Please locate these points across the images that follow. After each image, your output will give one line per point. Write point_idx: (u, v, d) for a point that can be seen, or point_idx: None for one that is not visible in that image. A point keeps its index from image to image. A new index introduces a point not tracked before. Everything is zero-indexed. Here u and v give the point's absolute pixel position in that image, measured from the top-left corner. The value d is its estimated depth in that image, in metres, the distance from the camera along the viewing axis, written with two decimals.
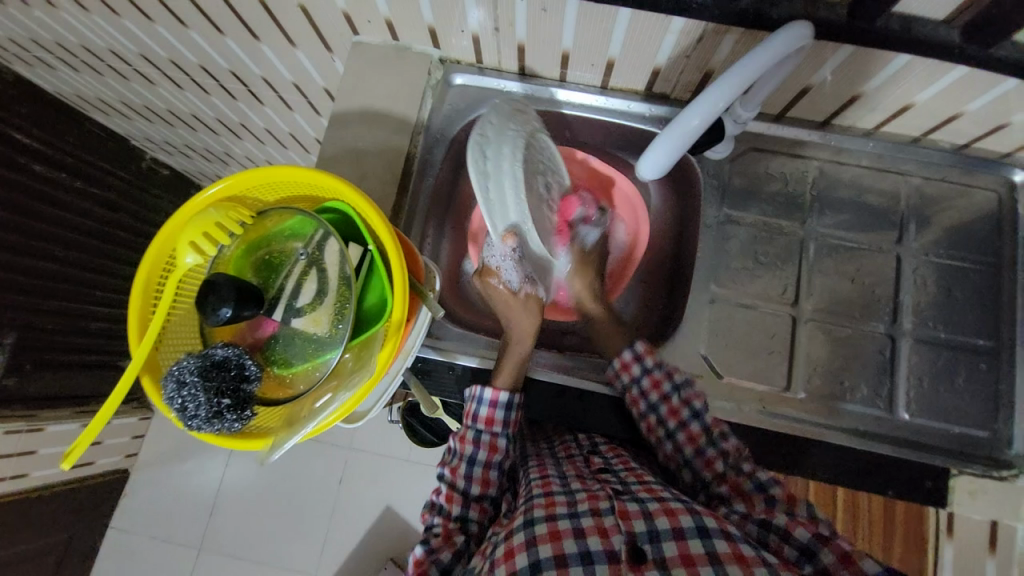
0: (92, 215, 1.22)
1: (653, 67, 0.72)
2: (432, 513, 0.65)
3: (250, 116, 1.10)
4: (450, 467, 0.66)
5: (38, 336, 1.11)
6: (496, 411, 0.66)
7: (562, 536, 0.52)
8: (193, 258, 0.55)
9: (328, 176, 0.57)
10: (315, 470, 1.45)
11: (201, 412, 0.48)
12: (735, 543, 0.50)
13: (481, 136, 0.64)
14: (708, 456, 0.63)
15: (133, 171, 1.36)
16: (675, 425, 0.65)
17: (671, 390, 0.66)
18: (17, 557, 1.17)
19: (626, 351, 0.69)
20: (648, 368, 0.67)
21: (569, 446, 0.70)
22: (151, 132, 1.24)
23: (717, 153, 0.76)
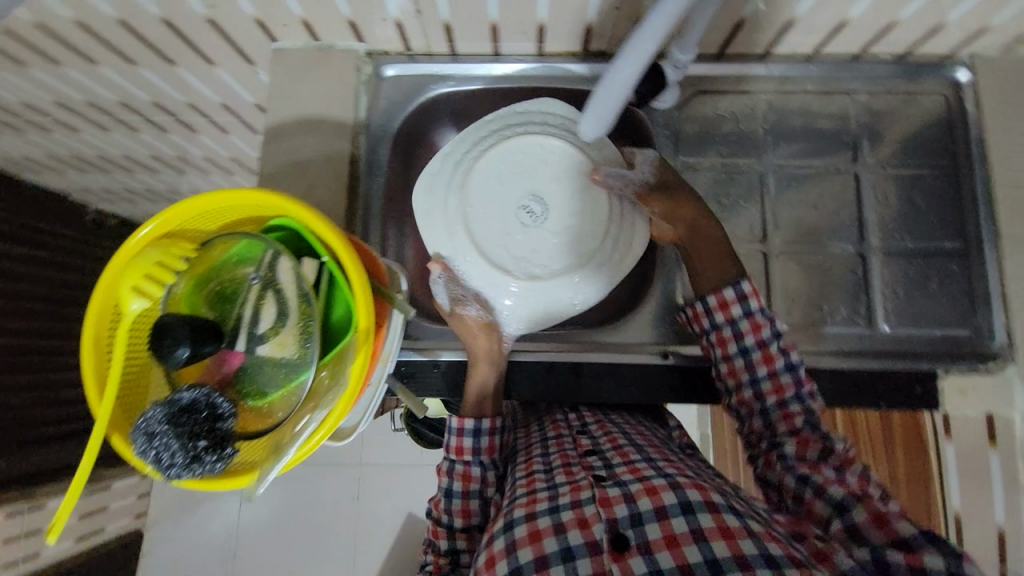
0: (45, 279, 1.16)
1: (584, 24, 0.70)
2: (426, 550, 0.66)
3: (186, 146, 1.05)
4: (434, 503, 0.66)
5: (17, 412, 1.07)
6: (466, 439, 0.65)
7: (542, 536, 0.52)
8: (140, 303, 0.51)
9: (265, 193, 0.54)
10: (327, 491, 1.44)
11: (178, 459, 0.46)
12: (722, 514, 0.49)
13: (431, 172, 0.73)
14: (789, 408, 0.60)
15: (78, 228, 1.28)
16: (764, 372, 0.62)
17: (770, 336, 0.63)
18: None
19: (731, 289, 0.64)
20: (750, 310, 0.63)
21: (558, 425, 0.71)
22: (92, 182, 1.17)
23: (664, 103, 0.74)
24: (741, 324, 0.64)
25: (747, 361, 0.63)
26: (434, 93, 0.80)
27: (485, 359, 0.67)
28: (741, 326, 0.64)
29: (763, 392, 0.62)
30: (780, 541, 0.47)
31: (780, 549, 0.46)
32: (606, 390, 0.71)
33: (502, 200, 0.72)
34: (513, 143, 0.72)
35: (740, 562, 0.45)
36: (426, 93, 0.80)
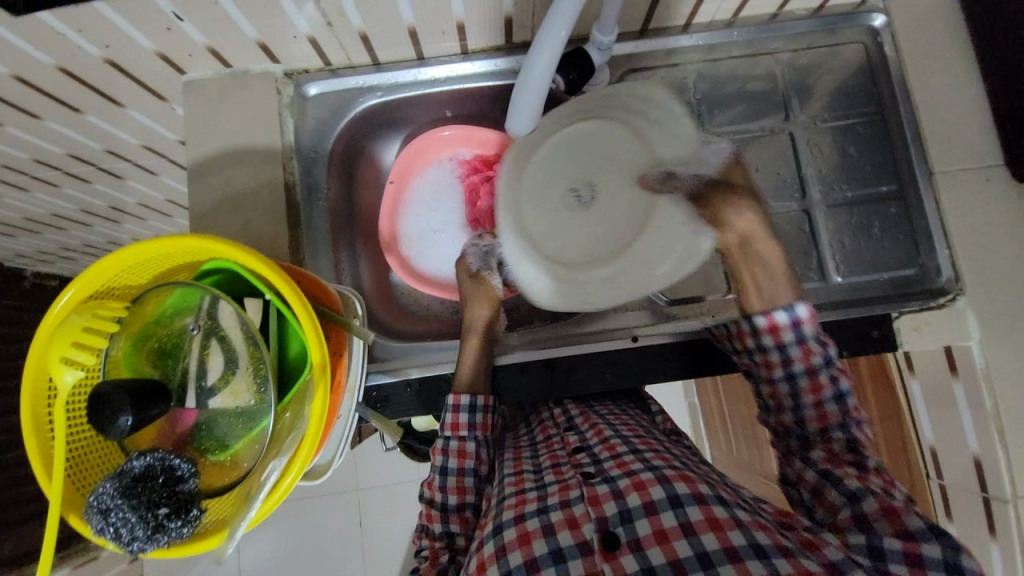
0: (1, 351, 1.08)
1: (503, 16, 0.69)
2: (420, 535, 0.64)
3: (113, 195, 0.99)
4: (427, 483, 0.65)
5: None
6: (461, 414, 0.66)
7: (531, 539, 0.51)
8: (73, 376, 0.48)
9: (189, 238, 0.51)
10: (326, 522, 1.41)
11: (138, 533, 0.43)
12: (709, 507, 0.48)
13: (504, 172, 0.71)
14: (826, 414, 0.59)
15: (20, 294, 1.17)
16: (810, 402, 0.59)
17: (821, 361, 0.60)
18: None
19: (783, 313, 0.61)
20: (802, 336, 0.60)
21: (547, 425, 0.72)
22: (22, 247, 1.09)
23: (598, 86, 0.75)
24: (790, 351, 0.60)
25: (794, 388, 0.60)
26: (362, 106, 0.77)
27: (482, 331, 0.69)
28: (791, 351, 0.60)
29: (806, 420, 0.60)
30: (768, 531, 0.47)
31: (767, 539, 0.46)
32: (584, 382, 0.71)
33: (554, 182, 0.69)
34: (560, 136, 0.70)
35: (729, 553, 0.44)
36: (355, 107, 0.77)
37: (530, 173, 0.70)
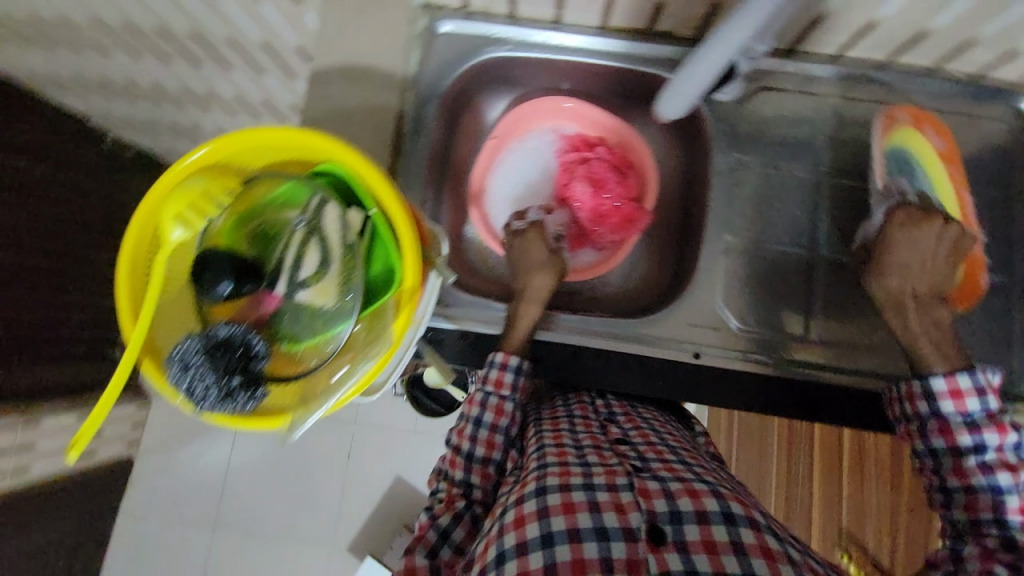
0: (65, 201, 1.12)
1: (655, 0, 0.67)
2: (438, 478, 0.66)
3: (215, 85, 1.01)
4: (457, 430, 0.65)
5: (23, 330, 1.06)
6: (506, 375, 0.65)
7: (576, 509, 0.52)
8: (180, 233, 0.51)
9: (316, 135, 0.53)
10: (321, 446, 1.45)
11: (210, 394, 0.46)
12: (762, 534, 0.50)
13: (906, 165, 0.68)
14: (976, 500, 0.56)
15: (100, 154, 1.22)
16: (956, 485, 0.58)
17: (966, 426, 0.57)
18: (20, 553, 1.15)
19: (917, 383, 0.60)
20: (942, 412, 0.59)
21: (586, 406, 0.71)
22: (116, 108, 1.13)
23: (727, 95, 0.73)
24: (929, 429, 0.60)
25: (936, 466, 0.59)
26: (487, 56, 0.76)
27: (540, 302, 0.68)
28: (929, 425, 0.59)
29: (952, 502, 0.58)
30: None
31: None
32: (633, 380, 0.71)
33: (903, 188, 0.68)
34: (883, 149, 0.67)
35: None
36: (480, 56, 0.76)
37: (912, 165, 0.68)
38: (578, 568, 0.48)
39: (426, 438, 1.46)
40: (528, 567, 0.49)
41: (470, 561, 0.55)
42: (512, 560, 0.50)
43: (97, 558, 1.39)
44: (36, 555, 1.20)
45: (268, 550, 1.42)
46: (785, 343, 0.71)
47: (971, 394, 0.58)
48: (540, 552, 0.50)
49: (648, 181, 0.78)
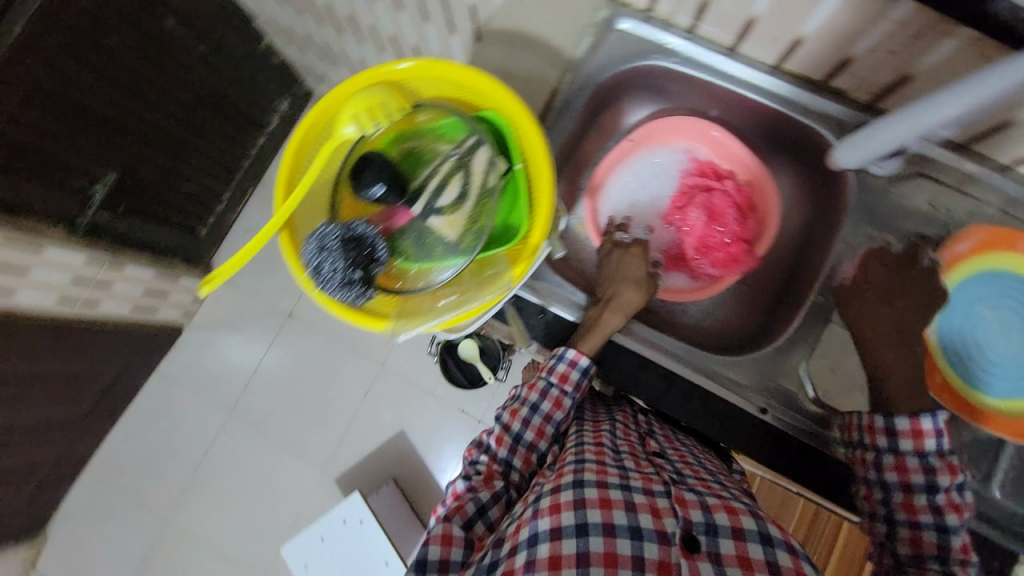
0: (209, 83, 1.21)
1: (844, 55, 0.66)
2: (480, 450, 0.67)
3: (376, 19, 1.05)
4: (510, 410, 0.67)
5: (138, 184, 1.16)
6: (573, 371, 0.67)
7: (613, 506, 0.54)
8: (351, 130, 0.55)
9: (493, 83, 0.56)
10: (345, 376, 1.52)
11: (335, 277, 0.50)
12: (798, 560, 0.52)
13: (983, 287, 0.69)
14: (918, 531, 0.60)
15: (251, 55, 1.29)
16: (901, 517, 0.61)
17: (918, 460, 0.61)
18: (72, 372, 1.26)
19: (884, 418, 0.62)
20: (898, 448, 0.61)
21: (628, 415, 0.73)
22: (277, 15, 1.18)
23: (883, 169, 0.69)
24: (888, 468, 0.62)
25: (884, 499, 0.62)
26: (653, 62, 0.76)
27: (624, 313, 0.69)
28: (885, 459, 0.62)
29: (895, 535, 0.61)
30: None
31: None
32: (693, 414, 0.71)
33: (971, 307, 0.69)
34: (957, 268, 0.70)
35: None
36: (646, 59, 0.76)
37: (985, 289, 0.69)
38: (610, 561, 0.50)
39: (441, 403, 1.49)
40: (561, 551, 0.51)
41: (499, 539, 0.56)
42: (545, 544, 0.52)
43: (123, 403, 1.50)
44: (80, 382, 1.30)
45: (268, 452, 1.50)
46: None
47: (930, 436, 0.60)
48: (573, 540, 0.52)
49: (765, 230, 0.78)
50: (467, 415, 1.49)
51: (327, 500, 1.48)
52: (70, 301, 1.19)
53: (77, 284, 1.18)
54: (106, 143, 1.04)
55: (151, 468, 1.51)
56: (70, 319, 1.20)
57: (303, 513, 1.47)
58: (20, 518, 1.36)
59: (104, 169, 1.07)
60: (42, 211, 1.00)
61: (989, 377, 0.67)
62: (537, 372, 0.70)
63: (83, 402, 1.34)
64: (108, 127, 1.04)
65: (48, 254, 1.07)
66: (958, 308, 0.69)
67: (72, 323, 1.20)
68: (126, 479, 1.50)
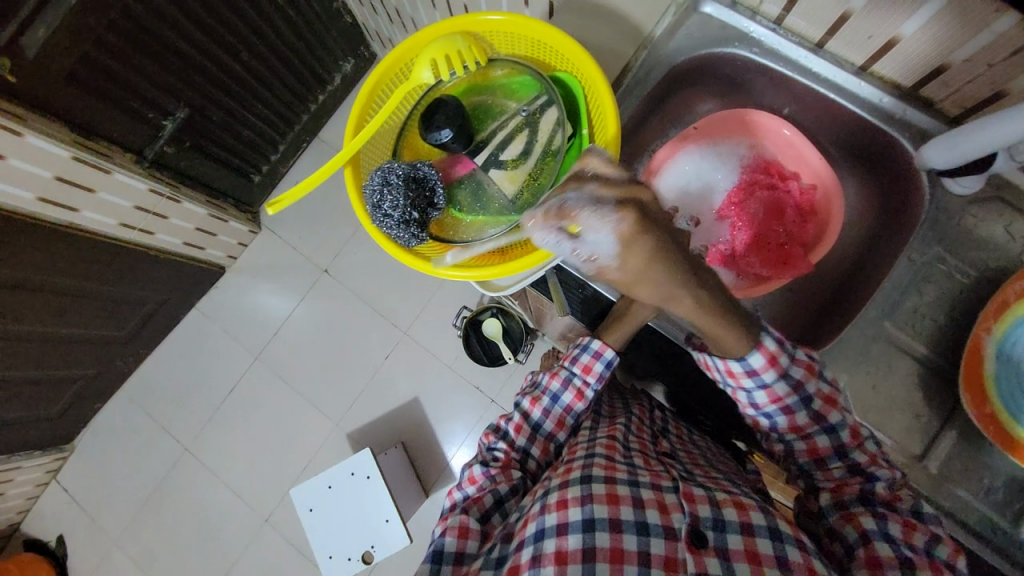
0: (279, 32, 1.23)
1: (939, 63, 0.62)
2: (497, 436, 0.68)
3: None
4: (531, 398, 0.68)
5: (204, 123, 1.22)
6: (597, 363, 0.66)
7: (620, 502, 0.54)
8: (428, 75, 0.56)
9: (568, 41, 0.54)
10: (368, 338, 1.55)
11: (395, 214, 0.51)
12: (809, 556, 0.51)
13: None
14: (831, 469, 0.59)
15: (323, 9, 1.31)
16: (808, 460, 0.60)
17: (796, 404, 0.57)
18: (122, 294, 1.32)
19: (740, 362, 0.55)
20: (764, 384, 0.55)
21: (644, 410, 0.73)
22: None
23: (962, 187, 0.66)
24: (777, 419, 0.59)
25: (790, 448, 0.61)
26: (731, 51, 0.74)
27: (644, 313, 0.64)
28: (755, 397, 0.57)
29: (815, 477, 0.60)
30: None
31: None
32: None
33: None
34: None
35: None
36: (724, 47, 0.74)
37: None
38: (616, 557, 0.51)
39: (457, 376, 1.51)
40: (567, 547, 0.52)
41: (509, 533, 0.57)
42: (551, 539, 0.53)
43: (161, 332, 1.57)
44: (127, 305, 1.37)
45: (288, 399, 1.55)
46: (895, 457, 0.66)
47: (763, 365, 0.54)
48: (580, 535, 0.52)
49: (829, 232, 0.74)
50: (481, 392, 1.50)
51: (336, 453, 1.53)
52: (127, 227, 1.23)
53: (137, 211, 1.22)
54: (177, 78, 1.09)
55: (178, 395, 1.59)
56: (128, 244, 1.26)
57: (312, 462, 1.53)
58: (57, 423, 1.46)
59: (177, 105, 1.12)
60: (115, 137, 1.07)
61: None
62: (559, 361, 0.69)
63: (127, 323, 1.42)
64: (182, 64, 1.08)
65: (116, 178, 1.12)
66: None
67: (132, 248, 1.26)
68: (155, 403, 1.59)
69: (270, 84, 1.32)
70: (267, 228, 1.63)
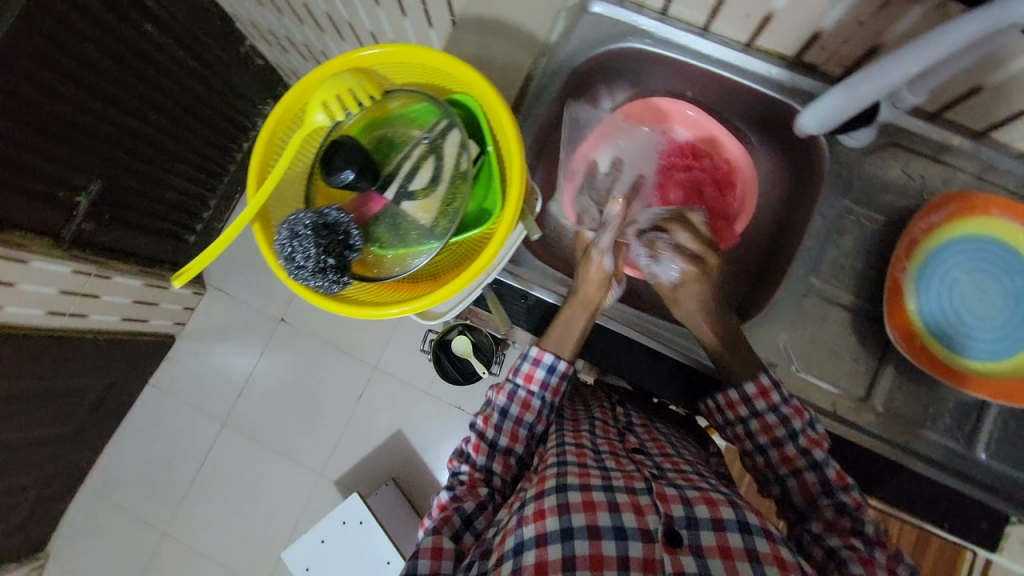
0: (185, 86, 1.17)
1: (814, 29, 0.66)
2: (460, 460, 0.67)
3: (352, 14, 1.02)
4: (483, 416, 0.67)
5: (121, 192, 1.15)
6: (538, 370, 0.66)
7: (596, 507, 0.53)
8: (322, 118, 0.54)
9: (458, 63, 0.55)
10: (338, 379, 1.50)
11: (308, 264, 0.50)
12: (776, 545, 0.52)
13: (951, 252, 0.69)
14: (819, 506, 0.59)
15: (230, 56, 1.26)
16: (802, 501, 0.60)
17: (784, 436, 0.61)
18: (62, 386, 1.23)
19: (733, 391, 0.64)
20: (751, 402, 0.63)
21: (606, 413, 0.74)
22: (257, 18, 1.16)
23: (854, 140, 0.71)
24: (770, 452, 0.62)
25: (784, 490, 0.61)
26: (627, 44, 0.76)
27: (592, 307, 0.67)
28: (749, 423, 0.63)
29: (806, 515, 0.60)
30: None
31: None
32: (672, 387, 0.74)
33: (945, 272, 0.69)
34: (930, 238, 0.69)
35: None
36: (620, 43, 0.76)
37: (954, 252, 0.69)
38: (596, 564, 0.50)
39: (436, 401, 1.48)
40: (547, 557, 0.51)
41: (486, 551, 0.55)
42: (530, 552, 0.51)
43: (115, 417, 1.47)
44: (70, 396, 1.28)
45: (266, 459, 1.48)
46: (846, 406, 0.69)
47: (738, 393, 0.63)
48: (559, 544, 0.51)
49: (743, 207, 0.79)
50: (463, 411, 1.48)
51: (326, 504, 1.46)
52: (58, 314, 1.16)
53: (64, 296, 1.14)
54: (79, 150, 1.02)
55: (148, 477, 1.49)
56: (60, 332, 1.18)
57: (303, 518, 1.46)
58: (16, 537, 1.34)
59: (87, 178, 1.06)
60: (26, 225, 1.00)
61: (967, 340, 0.67)
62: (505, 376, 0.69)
63: (75, 414, 1.33)
64: (82, 134, 1.01)
65: (35, 267, 1.05)
66: (935, 274, 0.69)
67: (63, 336, 1.18)
68: (123, 491, 1.48)
69: (190, 141, 1.27)
70: (213, 287, 1.55)
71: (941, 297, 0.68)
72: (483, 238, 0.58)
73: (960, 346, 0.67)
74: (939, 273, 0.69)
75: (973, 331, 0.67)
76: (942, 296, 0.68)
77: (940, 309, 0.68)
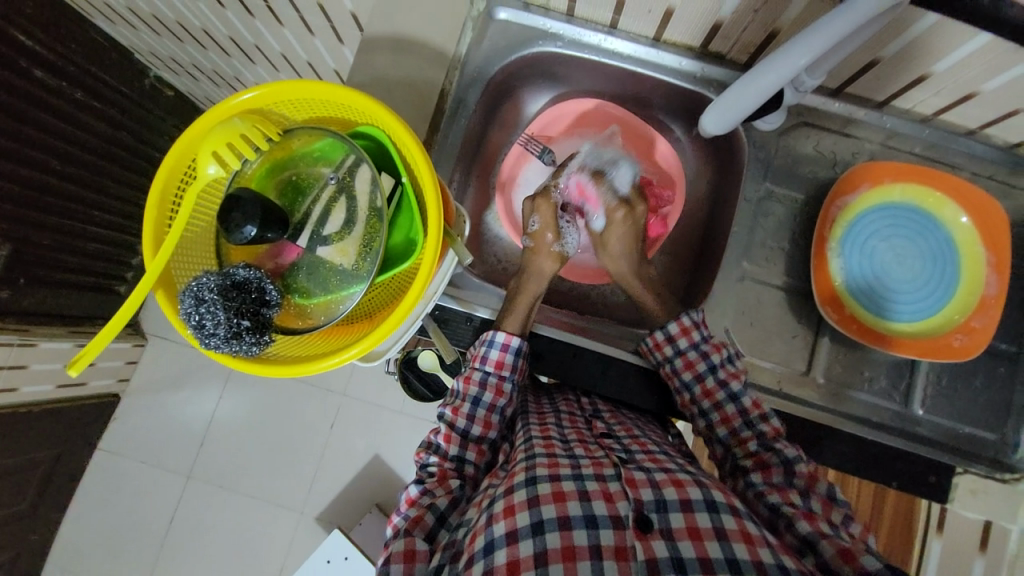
0: (91, 128, 1.08)
1: (714, 21, 0.67)
2: (428, 452, 0.63)
3: (258, 34, 0.95)
4: (453, 407, 0.64)
5: (36, 252, 1.05)
6: (507, 356, 0.65)
7: (566, 498, 0.51)
8: (215, 170, 0.50)
9: (357, 94, 0.52)
10: (303, 413, 1.42)
11: (219, 330, 0.46)
12: (742, 521, 0.49)
13: (870, 223, 0.72)
14: (741, 435, 0.62)
15: (135, 90, 1.17)
16: (724, 433, 0.63)
17: (705, 370, 0.65)
18: (4, 470, 1.13)
19: (660, 332, 0.68)
20: (680, 349, 0.67)
21: (571, 403, 0.71)
22: (158, 48, 1.08)
23: (768, 124, 0.73)
24: (693, 388, 0.65)
25: (709, 423, 0.64)
26: (539, 49, 0.75)
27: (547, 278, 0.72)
28: (693, 391, 0.65)
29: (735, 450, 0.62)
30: (792, 554, 0.48)
31: (792, 563, 0.47)
32: (631, 390, 0.73)
33: (865, 243, 0.72)
34: (848, 215, 0.72)
35: (758, 565, 0.46)
36: (532, 47, 0.75)
37: (872, 223, 0.72)
38: (568, 555, 0.47)
39: (412, 419, 1.42)
40: (519, 555, 0.48)
41: (456, 552, 0.52)
42: (502, 551, 0.48)
43: (67, 490, 1.35)
44: (15, 476, 1.17)
45: (239, 507, 1.38)
46: (790, 381, 0.71)
47: (666, 343, 0.67)
48: (530, 540, 0.48)
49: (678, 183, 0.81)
50: None
51: (312, 543, 1.37)
52: None
53: None
54: None
55: (114, 547, 1.37)
56: None
57: (288, 561, 1.36)
58: None
59: None
60: None
61: (892, 303, 0.71)
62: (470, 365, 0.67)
63: (22, 495, 1.21)
64: None
65: None
66: (855, 247, 0.72)
67: None
68: (90, 566, 1.36)
69: (111, 189, 1.19)
70: (156, 336, 1.45)
71: (865, 267, 0.72)
72: (413, 271, 0.55)
73: (890, 312, 0.71)
74: (861, 245, 0.72)
75: (899, 292, 0.71)
76: (866, 265, 0.72)
77: (864, 279, 0.71)
